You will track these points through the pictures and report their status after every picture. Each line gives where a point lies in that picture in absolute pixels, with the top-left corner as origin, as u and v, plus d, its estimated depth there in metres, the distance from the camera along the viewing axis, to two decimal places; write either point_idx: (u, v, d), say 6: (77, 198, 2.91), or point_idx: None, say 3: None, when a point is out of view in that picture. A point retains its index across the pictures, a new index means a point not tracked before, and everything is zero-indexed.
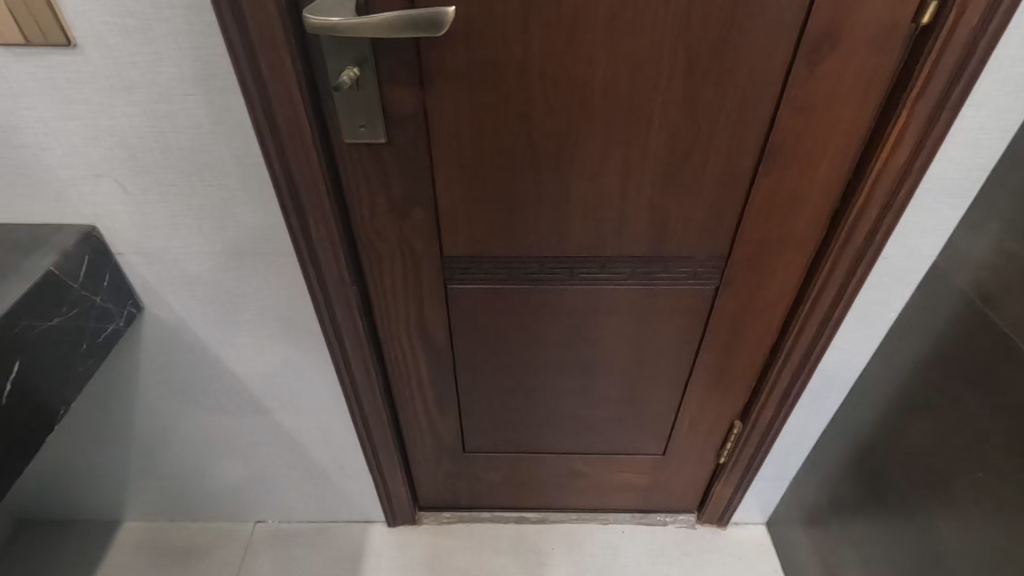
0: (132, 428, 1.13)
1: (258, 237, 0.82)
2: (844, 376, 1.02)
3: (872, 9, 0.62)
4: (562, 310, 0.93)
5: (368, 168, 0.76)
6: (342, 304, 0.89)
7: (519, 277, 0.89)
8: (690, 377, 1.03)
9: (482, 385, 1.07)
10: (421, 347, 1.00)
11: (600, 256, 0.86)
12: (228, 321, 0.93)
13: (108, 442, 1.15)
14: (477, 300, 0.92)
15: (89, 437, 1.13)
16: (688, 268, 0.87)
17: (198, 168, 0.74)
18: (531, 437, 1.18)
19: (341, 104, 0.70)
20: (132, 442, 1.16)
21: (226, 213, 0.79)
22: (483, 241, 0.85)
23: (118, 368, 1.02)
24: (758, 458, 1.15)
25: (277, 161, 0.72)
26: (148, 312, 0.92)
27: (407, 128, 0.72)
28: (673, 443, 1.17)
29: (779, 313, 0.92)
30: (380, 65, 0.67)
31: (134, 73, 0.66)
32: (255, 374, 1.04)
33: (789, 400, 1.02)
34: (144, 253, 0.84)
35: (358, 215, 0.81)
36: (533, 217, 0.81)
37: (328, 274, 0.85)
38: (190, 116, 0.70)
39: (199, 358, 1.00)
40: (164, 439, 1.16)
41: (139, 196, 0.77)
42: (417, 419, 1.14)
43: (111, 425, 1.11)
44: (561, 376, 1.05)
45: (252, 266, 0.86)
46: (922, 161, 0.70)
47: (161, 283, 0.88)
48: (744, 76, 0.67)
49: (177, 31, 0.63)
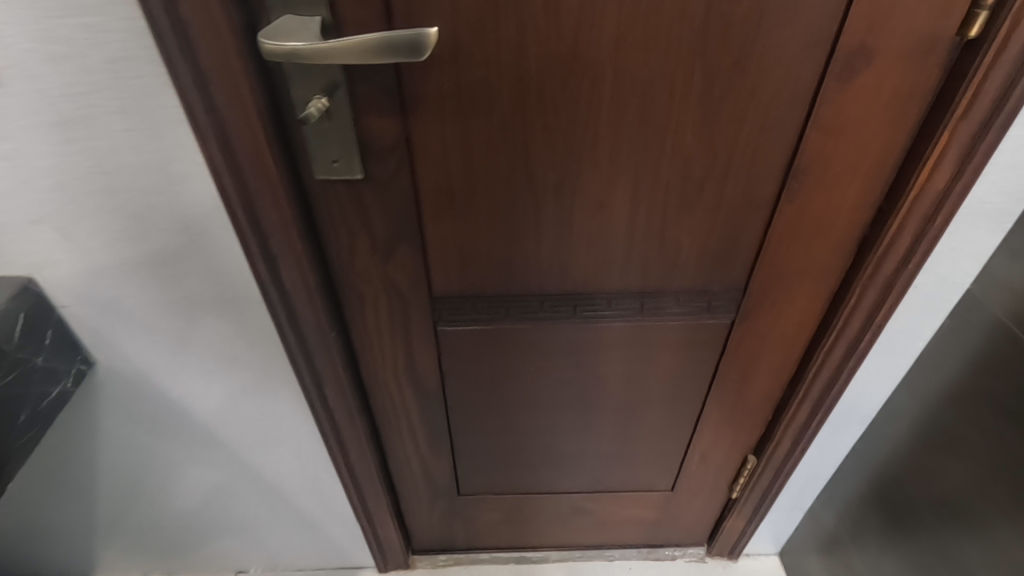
0: (92, 489, 1.02)
1: (223, 284, 0.73)
2: (866, 407, 0.95)
3: (915, 20, 0.54)
4: (564, 348, 0.85)
5: (345, 205, 0.67)
6: (322, 350, 0.80)
7: (518, 316, 0.81)
8: (702, 412, 0.96)
9: (478, 427, 0.99)
10: (410, 390, 0.91)
11: (604, 291, 0.78)
12: (196, 370, 0.84)
13: (69, 505, 1.04)
14: (470, 341, 0.84)
15: (42, 500, 1.01)
16: (702, 300, 0.79)
17: (150, 211, 0.65)
18: (531, 477, 1.10)
19: (310, 137, 0.61)
20: (93, 503, 1.05)
21: (186, 259, 0.70)
22: (476, 279, 0.76)
23: (73, 429, 0.91)
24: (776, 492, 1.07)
25: (239, 201, 0.63)
26: (101, 366, 0.82)
27: (387, 161, 0.64)
28: (682, 479, 1.10)
29: (799, 346, 0.85)
30: (354, 92, 0.59)
31: (67, 107, 0.57)
32: (229, 425, 0.94)
33: (808, 435, 0.94)
34: (93, 303, 0.74)
35: (336, 255, 0.73)
36: (532, 253, 0.73)
37: (304, 318, 0.76)
38: (136, 153, 0.60)
39: (165, 409, 0.90)
40: (128, 497, 1.05)
41: (83, 243, 0.68)
42: (408, 465, 1.06)
43: (70, 486, 1.00)
44: (564, 414, 0.97)
45: (218, 313, 0.76)
46: (964, 184, 0.63)
47: (116, 335, 0.78)
48: (767, 96, 0.60)
49: (114, 58, 0.54)
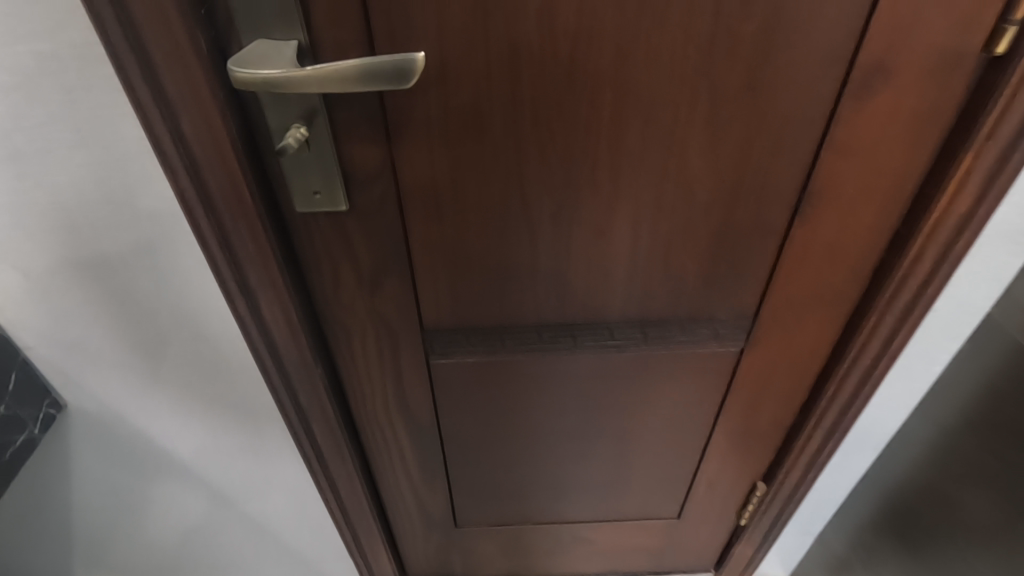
0: (69, 546, 0.94)
1: (199, 322, 0.68)
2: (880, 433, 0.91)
3: (936, 35, 0.51)
4: (565, 378, 0.81)
5: (328, 238, 0.63)
6: (308, 388, 0.75)
7: (514, 346, 0.76)
8: (709, 440, 0.92)
9: (474, 459, 0.94)
10: (403, 425, 0.86)
11: (607, 321, 0.73)
12: (174, 409, 0.79)
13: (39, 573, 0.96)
14: (465, 373, 0.80)
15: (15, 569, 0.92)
16: (710, 328, 0.75)
17: (117, 248, 0.60)
18: (531, 507, 1.05)
19: (288, 168, 0.57)
20: (70, 561, 0.97)
21: (158, 296, 0.65)
22: (470, 311, 0.72)
23: (38, 490, 0.84)
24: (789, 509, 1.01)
25: (213, 236, 0.58)
26: (73, 407, 0.77)
27: (372, 190, 0.59)
28: (689, 506, 1.06)
29: (810, 372, 0.81)
30: (335, 119, 0.54)
31: (21, 139, 0.52)
32: (212, 465, 0.89)
33: (820, 463, 0.90)
34: (60, 344, 0.69)
35: (321, 288, 0.68)
36: (529, 284, 0.69)
37: (288, 355, 0.71)
38: (100, 188, 0.56)
39: (142, 451, 0.85)
40: (106, 550, 0.98)
41: (46, 281, 0.63)
42: (402, 499, 1.01)
43: (41, 547, 0.92)
44: (565, 445, 0.92)
45: (195, 352, 0.71)
46: (988, 207, 0.59)
47: (87, 376, 0.73)
48: (778, 116, 0.56)
49: (70, 87, 0.49)
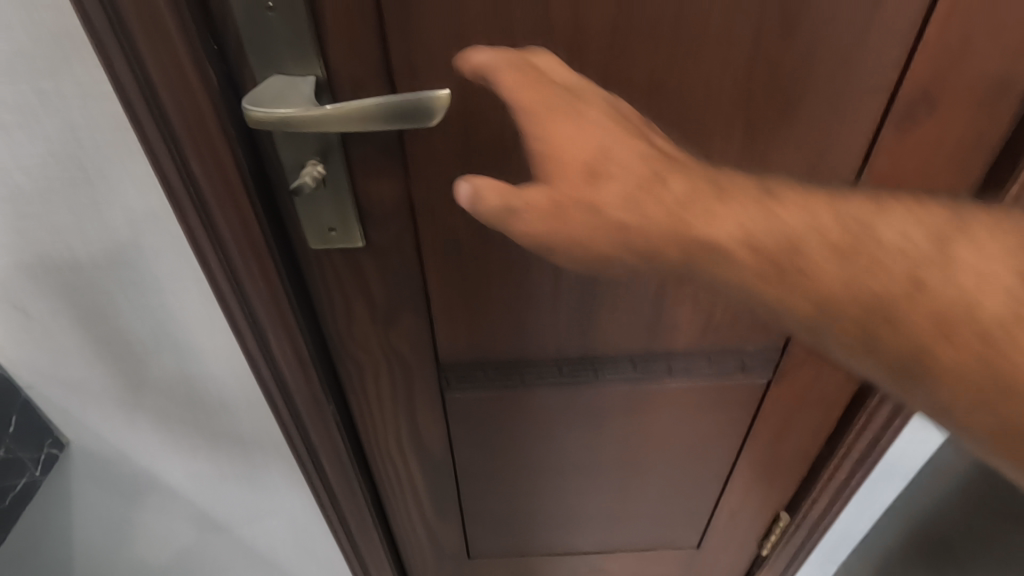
0: None
1: (205, 360, 0.65)
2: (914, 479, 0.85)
3: (985, 62, 0.48)
4: (586, 411, 0.79)
5: (341, 274, 0.60)
6: (318, 425, 0.72)
7: (534, 381, 0.74)
8: (733, 470, 0.89)
9: (489, 492, 0.91)
10: (415, 459, 0.83)
11: (631, 354, 0.71)
12: (179, 446, 0.76)
13: None
14: (482, 407, 0.77)
15: None
16: (735, 362, 0.73)
17: (121, 288, 0.58)
18: (547, 539, 1.02)
19: (301, 205, 0.54)
20: None
21: (163, 335, 0.62)
22: (488, 345, 0.69)
23: (35, 534, 0.81)
24: (904, 412, 0.73)
25: (223, 277, 0.55)
26: (76, 445, 0.74)
27: (389, 226, 0.57)
28: (709, 536, 1.02)
29: (839, 403, 0.78)
30: (351, 155, 0.52)
31: (23, 179, 0.50)
32: (218, 502, 0.86)
33: (846, 497, 0.86)
34: (62, 383, 0.67)
35: (333, 325, 0.65)
36: (549, 317, 0.66)
37: (299, 394, 0.68)
38: (104, 228, 0.53)
39: (145, 488, 0.81)
40: None
41: (48, 321, 0.61)
42: (413, 533, 0.97)
43: None
44: (583, 477, 0.89)
45: (200, 390, 0.68)
46: None
47: (89, 415, 0.71)
48: (815, 146, 0.53)
49: (74, 126, 0.47)
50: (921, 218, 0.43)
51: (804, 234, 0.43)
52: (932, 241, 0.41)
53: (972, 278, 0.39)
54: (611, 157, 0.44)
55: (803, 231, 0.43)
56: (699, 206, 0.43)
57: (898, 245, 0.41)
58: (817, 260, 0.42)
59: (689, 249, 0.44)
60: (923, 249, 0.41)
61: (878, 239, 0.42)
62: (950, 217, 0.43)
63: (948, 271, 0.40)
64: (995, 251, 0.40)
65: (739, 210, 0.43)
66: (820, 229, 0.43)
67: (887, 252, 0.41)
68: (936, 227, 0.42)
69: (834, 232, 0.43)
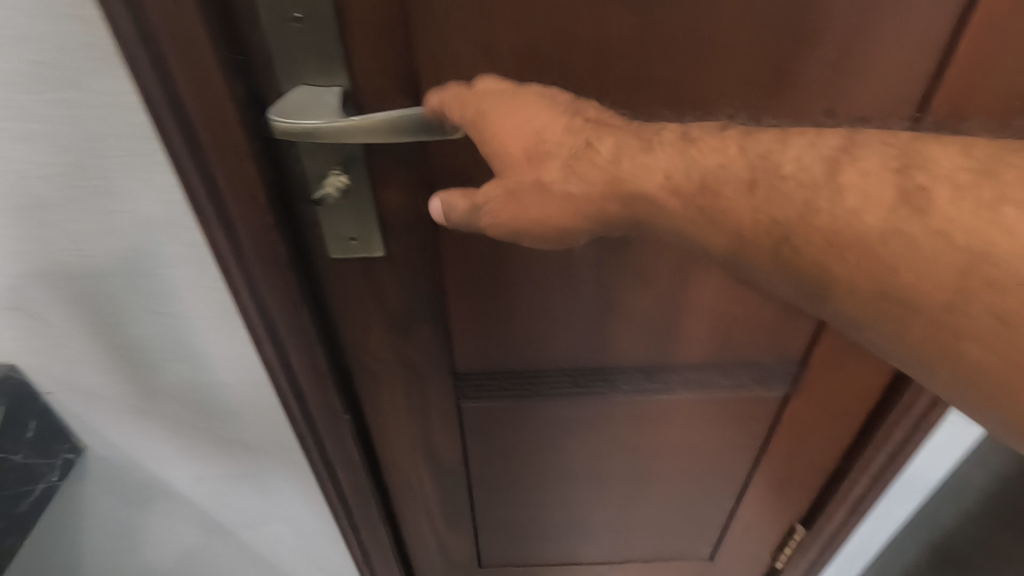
0: None
1: (221, 368, 0.65)
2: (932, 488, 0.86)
3: (1010, 77, 0.48)
4: (601, 422, 0.78)
5: (360, 285, 0.60)
6: (332, 435, 0.72)
7: (549, 393, 0.73)
8: (748, 482, 0.88)
9: (501, 501, 0.90)
10: (428, 470, 0.83)
11: (648, 366, 0.70)
12: (193, 453, 0.76)
13: None
14: (496, 418, 0.77)
15: None
16: (753, 375, 0.72)
17: (141, 296, 0.58)
18: (559, 550, 1.01)
19: (323, 215, 0.54)
20: None
21: (180, 343, 0.62)
22: (504, 356, 0.69)
23: (48, 539, 0.80)
24: (942, 404, 0.71)
25: (244, 288, 0.56)
26: (91, 452, 0.74)
27: (409, 238, 0.57)
28: (722, 549, 1.01)
29: (857, 417, 0.77)
30: (373, 166, 0.52)
31: (46, 188, 0.50)
32: (229, 510, 0.85)
33: (862, 506, 0.86)
34: (80, 390, 0.67)
35: (350, 336, 0.65)
36: (567, 328, 0.66)
37: (315, 403, 0.68)
38: (125, 237, 0.53)
39: (157, 495, 0.81)
40: None
41: (67, 328, 0.61)
42: (424, 545, 0.96)
43: None
44: (596, 488, 0.89)
45: (215, 398, 0.68)
46: None
47: (105, 421, 0.71)
48: None
49: (99, 136, 0.47)
50: (814, 141, 0.41)
51: (713, 173, 0.41)
52: (824, 165, 0.39)
53: (866, 199, 0.37)
54: (547, 129, 0.43)
55: (714, 170, 0.41)
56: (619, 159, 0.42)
57: (799, 175, 0.39)
58: (730, 206, 0.40)
59: (625, 209, 0.43)
60: (823, 174, 0.39)
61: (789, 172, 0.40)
62: (842, 136, 0.41)
63: (841, 191, 0.38)
64: (879, 171, 0.38)
65: (664, 160, 0.41)
66: (730, 172, 0.41)
67: (790, 183, 0.39)
68: (826, 149, 0.40)
69: (733, 165, 0.41)
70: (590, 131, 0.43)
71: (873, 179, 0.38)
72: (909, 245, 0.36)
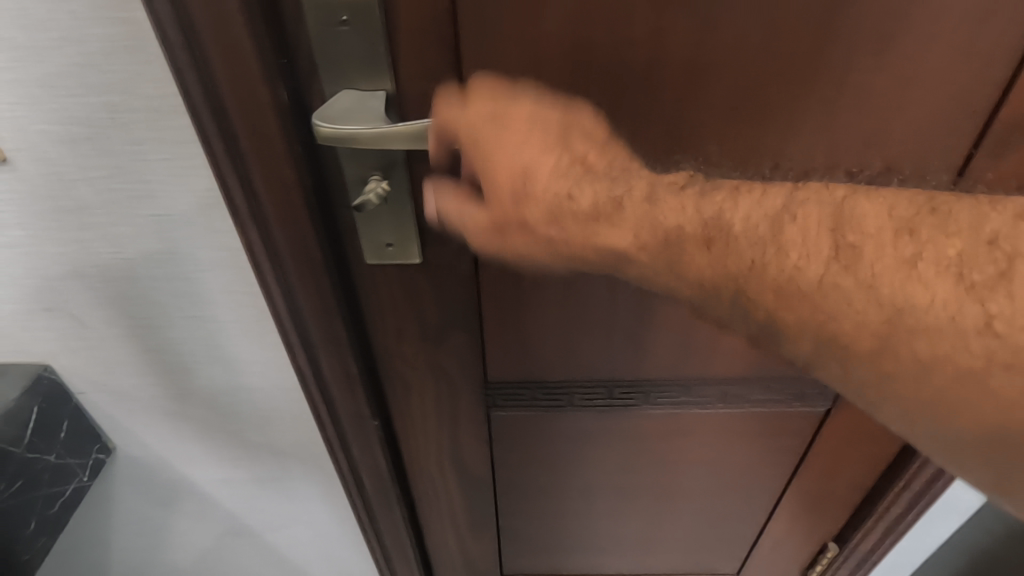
0: None
1: (253, 372, 0.64)
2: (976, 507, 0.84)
3: None
4: (632, 434, 0.76)
5: (394, 291, 0.59)
6: (361, 440, 0.71)
7: (581, 404, 0.72)
8: (780, 498, 0.85)
9: (526, 510, 0.89)
10: (455, 477, 0.81)
11: (684, 379, 0.68)
12: (221, 456, 0.76)
13: None
14: (526, 427, 0.75)
15: None
16: (794, 389, 0.69)
17: (176, 299, 0.58)
18: (582, 560, 0.99)
19: (362, 221, 0.53)
20: None
21: (212, 346, 0.62)
22: (537, 365, 0.67)
23: (78, 537, 0.81)
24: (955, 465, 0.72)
25: (279, 293, 0.55)
26: (121, 452, 0.74)
27: (446, 245, 0.56)
28: (751, 564, 0.98)
29: (900, 435, 0.74)
30: (414, 172, 0.51)
31: (88, 191, 0.50)
32: (254, 513, 0.85)
33: (899, 528, 0.82)
34: (113, 391, 0.67)
35: (383, 342, 0.64)
36: (603, 339, 0.64)
37: (345, 409, 0.67)
38: (163, 240, 0.53)
39: (184, 496, 0.81)
40: None
41: (103, 330, 0.61)
42: (447, 553, 0.94)
43: None
44: (624, 500, 0.87)
45: (244, 401, 0.68)
46: None
47: (136, 422, 0.71)
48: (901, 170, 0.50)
49: (141, 140, 0.47)
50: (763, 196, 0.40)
51: (674, 230, 0.41)
52: (768, 223, 0.39)
53: (809, 262, 0.38)
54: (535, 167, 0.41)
55: (673, 229, 0.41)
56: (588, 218, 0.42)
57: (750, 238, 0.40)
58: (697, 268, 0.41)
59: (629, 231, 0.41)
60: (772, 238, 0.39)
61: (745, 231, 0.40)
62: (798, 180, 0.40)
63: (785, 252, 0.39)
64: (816, 230, 0.39)
65: (632, 219, 0.41)
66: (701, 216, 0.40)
67: (790, 195, 0.38)
68: (769, 205, 0.40)
69: (686, 222, 0.40)
70: (568, 167, 0.41)
71: (810, 236, 0.39)
72: (851, 307, 0.38)
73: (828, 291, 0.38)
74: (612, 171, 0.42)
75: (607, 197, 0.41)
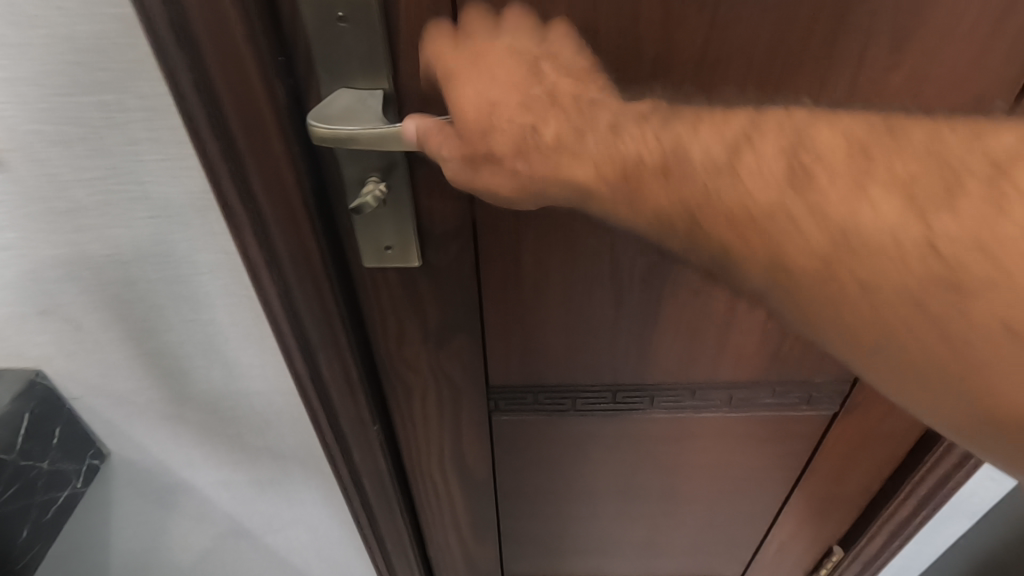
0: None
1: (251, 376, 0.63)
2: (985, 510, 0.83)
3: None
4: (637, 437, 0.75)
5: (395, 294, 0.58)
6: (361, 444, 0.70)
7: (585, 408, 0.71)
8: (786, 501, 0.84)
9: (529, 513, 0.88)
10: (457, 481, 0.80)
11: (690, 383, 0.67)
12: (219, 460, 0.75)
13: None
14: (529, 430, 0.74)
15: None
16: (802, 393, 0.68)
17: (172, 303, 0.57)
18: (585, 563, 0.98)
19: (361, 223, 0.52)
20: None
21: (210, 350, 0.61)
22: (540, 368, 0.66)
23: (75, 543, 0.80)
24: (967, 466, 0.70)
25: (276, 298, 0.54)
26: (118, 457, 0.73)
27: (448, 247, 0.54)
28: (755, 567, 0.97)
29: (908, 439, 0.73)
30: (415, 172, 0.50)
31: (81, 193, 0.49)
32: (254, 517, 0.84)
33: (904, 533, 0.81)
34: (109, 395, 0.66)
35: (383, 345, 0.63)
36: (608, 342, 0.63)
37: (345, 413, 0.66)
38: (158, 243, 0.52)
39: (183, 500, 0.80)
40: None
41: (98, 334, 0.60)
42: (448, 556, 0.93)
43: None
44: (627, 503, 0.86)
45: (243, 405, 0.67)
46: None
47: (133, 426, 0.70)
48: None
49: (136, 140, 0.45)
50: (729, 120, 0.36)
51: (633, 161, 0.37)
52: (728, 153, 0.35)
53: (768, 193, 0.34)
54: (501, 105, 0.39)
55: (632, 157, 0.36)
56: (552, 150, 0.38)
57: (708, 168, 0.35)
58: (654, 201, 0.37)
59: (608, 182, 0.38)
60: (733, 166, 0.35)
61: (722, 171, 0.35)
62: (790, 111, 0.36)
63: (750, 193, 0.35)
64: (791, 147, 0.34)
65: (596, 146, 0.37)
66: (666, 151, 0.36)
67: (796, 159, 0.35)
68: (729, 132, 0.36)
69: (646, 152, 0.36)
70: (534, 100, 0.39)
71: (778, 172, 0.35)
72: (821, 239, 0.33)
73: (797, 220, 0.33)
74: (579, 105, 0.38)
75: (571, 128, 0.38)
